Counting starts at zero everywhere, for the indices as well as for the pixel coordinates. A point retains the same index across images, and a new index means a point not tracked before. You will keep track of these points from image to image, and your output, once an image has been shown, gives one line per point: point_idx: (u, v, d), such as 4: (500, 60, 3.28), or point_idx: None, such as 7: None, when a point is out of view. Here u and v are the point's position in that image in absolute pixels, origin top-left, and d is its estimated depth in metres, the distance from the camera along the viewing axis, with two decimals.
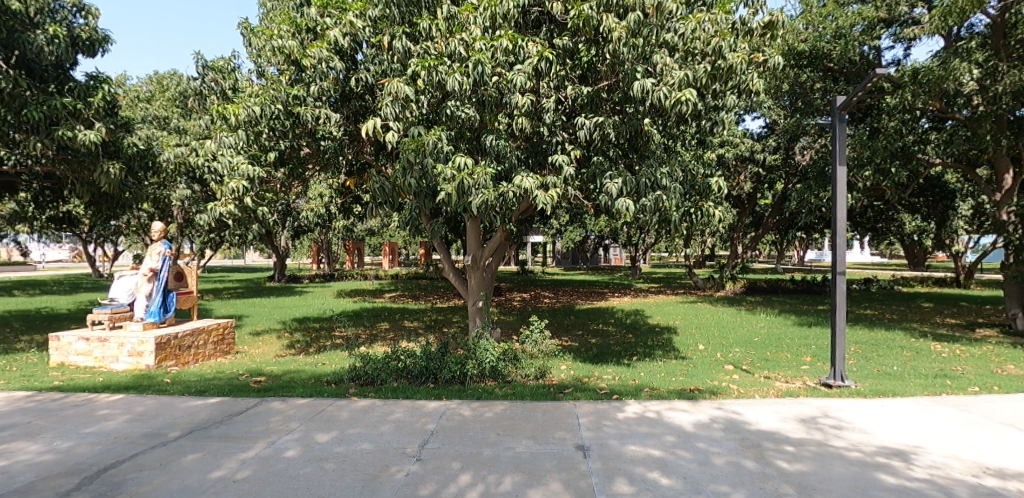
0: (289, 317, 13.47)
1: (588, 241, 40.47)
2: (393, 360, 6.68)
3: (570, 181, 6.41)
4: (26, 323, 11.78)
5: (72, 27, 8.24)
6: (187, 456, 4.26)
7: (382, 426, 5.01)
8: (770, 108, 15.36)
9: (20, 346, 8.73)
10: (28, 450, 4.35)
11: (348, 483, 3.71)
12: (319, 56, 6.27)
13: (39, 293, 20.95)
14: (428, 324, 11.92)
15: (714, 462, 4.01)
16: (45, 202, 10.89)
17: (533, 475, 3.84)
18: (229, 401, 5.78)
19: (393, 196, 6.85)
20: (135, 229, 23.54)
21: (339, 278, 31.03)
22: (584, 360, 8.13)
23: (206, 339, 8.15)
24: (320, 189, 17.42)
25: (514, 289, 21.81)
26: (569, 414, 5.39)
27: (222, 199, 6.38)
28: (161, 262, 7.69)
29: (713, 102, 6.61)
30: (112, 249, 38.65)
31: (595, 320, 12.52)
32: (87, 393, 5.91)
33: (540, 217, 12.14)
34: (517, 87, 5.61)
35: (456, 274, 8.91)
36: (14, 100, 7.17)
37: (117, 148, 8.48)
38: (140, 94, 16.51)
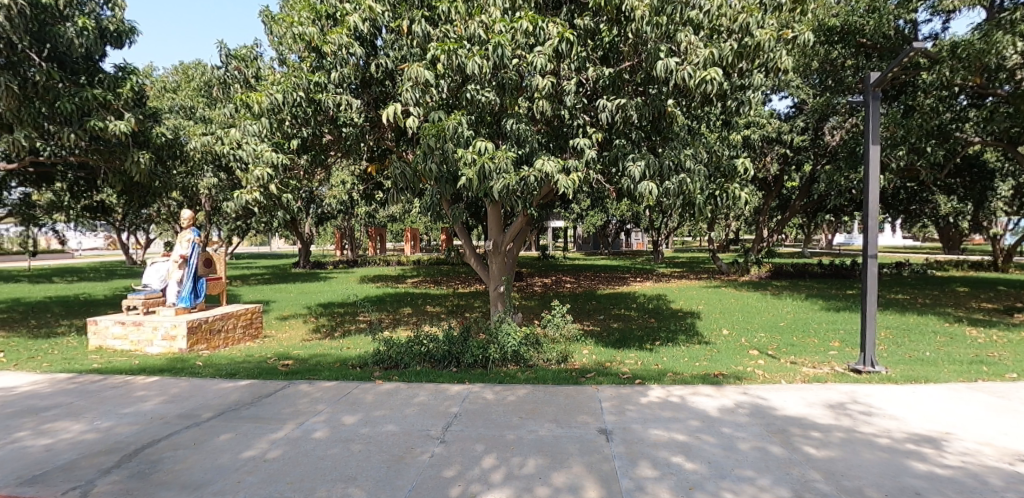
0: (315, 302, 13.74)
1: (611, 223, 40.10)
2: (417, 344, 6.68)
3: (592, 165, 6.33)
4: (66, 308, 12.21)
5: (100, 19, 8.29)
6: (220, 436, 4.45)
7: (406, 408, 5.12)
8: (798, 87, 14.84)
9: (62, 331, 9.11)
10: (71, 429, 4.63)
11: (374, 464, 3.84)
12: (338, 42, 6.16)
13: (76, 280, 21.72)
14: (451, 309, 11.99)
15: (739, 447, 3.98)
16: (79, 192, 11.16)
17: (555, 458, 3.88)
18: (258, 384, 5.90)
19: (414, 182, 6.80)
20: (166, 218, 24.18)
21: (363, 264, 31.45)
22: (606, 344, 8.08)
23: (235, 323, 8.33)
24: (343, 175, 17.59)
25: (535, 274, 21.88)
26: (592, 398, 5.40)
27: (247, 187, 6.37)
28: (191, 249, 7.81)
29: (739, 81, 6.39)
30: (145, 240, 39.65)
31: (617, 305, 12.43)
32: (126, 375, 6.14)
33: (561, 202, 12.10)
34: (538, 69, 5.63)
35: (478, 260, 8.79)
36: (48, 92, 7.30)
37: (146, 138, 8.61)
38: (167, 85, 16.76)
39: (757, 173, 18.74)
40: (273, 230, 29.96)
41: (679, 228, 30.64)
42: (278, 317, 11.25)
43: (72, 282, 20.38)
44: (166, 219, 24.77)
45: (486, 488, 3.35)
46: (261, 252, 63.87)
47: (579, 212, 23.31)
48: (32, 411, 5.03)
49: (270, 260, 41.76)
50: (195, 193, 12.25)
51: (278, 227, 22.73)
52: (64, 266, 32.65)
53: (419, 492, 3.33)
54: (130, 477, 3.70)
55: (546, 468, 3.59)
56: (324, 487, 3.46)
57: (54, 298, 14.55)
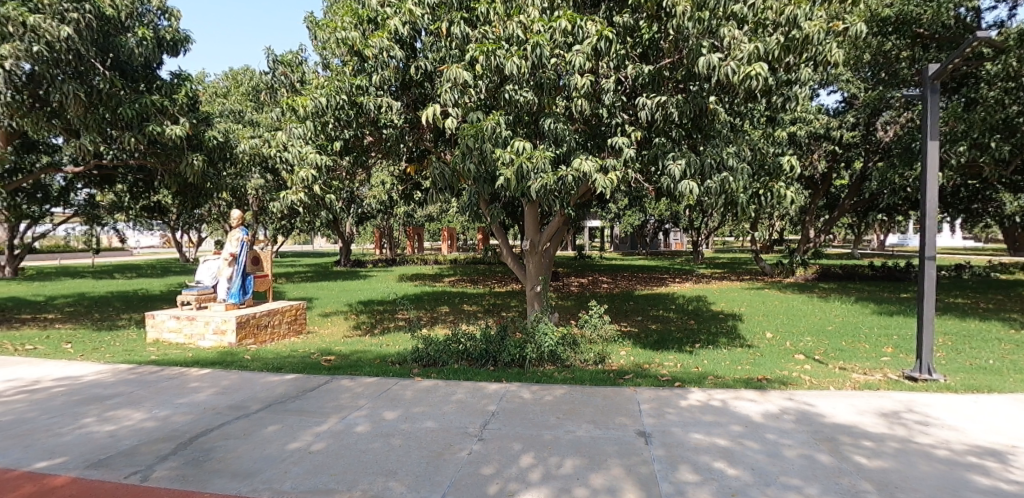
0: (356, 300, 14.07)
1: (648, 223, 39.41)
2: (454, 342, 6.74)
3: (631, 164, 6.26)
4: (126, 303, 12.94)
5: (158, 29, 8.74)
6: (268, 428, 4.62)
7: (444, 406, 5.18)
8: (848, 81, 14.27)
9: (124, 324, 9.68)
10: (133, 417, 4.91)
11: (414, 459, 3.91)
12: (380, 46, 6.29)
13: (135, 276, 23.05)
14: (487, 308, 12.07)
15: (785, 455, 3.84)
16: (139, 193, 11.79)
17: (593, 459, 3.84)
18: (302, 378, 6.09)
19: (453, 182, 6.87)
20: (217, 217, 25.34)
21: (401, 262, 32.06)
22: (644, 346, 7.95)
23: (280, 319, 8.62)
24: (383, 175, 17.98)
25: (572, 274, 21.80)
26: (630, 400, 5.33)
27: (293, 188, 6.59)
28: (240, 247, 8.16)
29: (785, 76, 6.18)
30: (195, 239, 41.65)
31: (655, 306, 12.24)
32: (180, 367, 6.45)
33: (598, 202, 12.00)
34: (576, 68, 5.63)
35: (515, 260, 8.82)
36: (111, 99, 7.72)
37: (199, 141, 9.02)
38: (218, 90, 17.54)
39: (803, 171, 18.08)
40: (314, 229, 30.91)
41: (719, 228, 29.84)
42: (320, 314, 11.60)
43: (132, 278, 21.63)
44: (216, 219, 25.96)
45: (524, 487, 3.35)
46: (303, 250, 66.00)
47: (615, 211, 23.10)
48: (97, 399, 5.36)
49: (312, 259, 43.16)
50: (244, 195, 12.75)
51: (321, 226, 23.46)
52: (124, 263, 34.74)
53: (458, 488, 3.37)
54: (185, 464, 3.89)
55: (584, 469, 3.57)
56: (366, 480, 3.55)
57: (116, 293, 15.47)
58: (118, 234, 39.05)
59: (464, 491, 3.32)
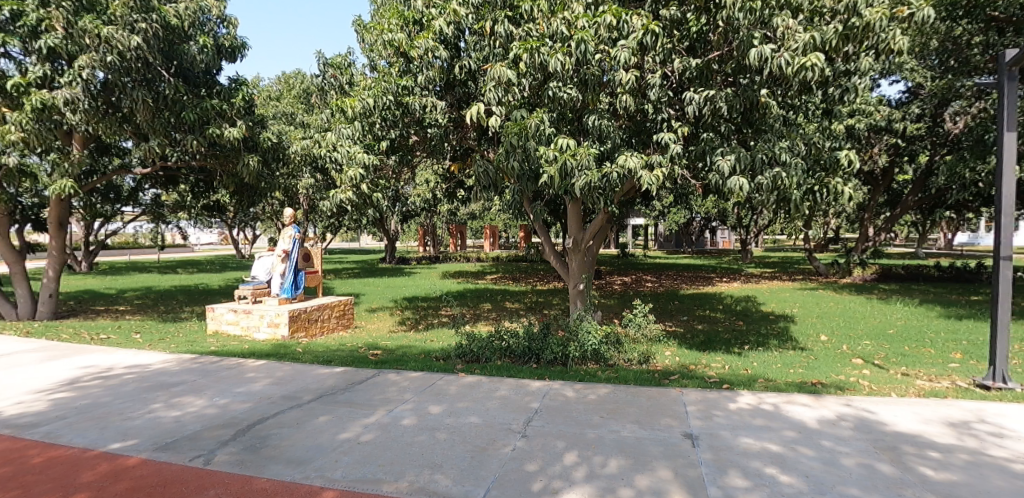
0: (401, 296, 14.39)
1: (693, 221, 38.38)
2: (497, 339, 6.79)
3: (677, 160, 6.16)
4: (189, 296, 13.75)
5: (217, 36, 9.23)
6: (319, 418, 4.80)
7: (488, 402, 5.23)
8: (912, 70, 13.50)
9: (187, 316, 10.29)
10: (196, 404, 5.21)
11: (458, 453, 3.96)
12: (425, 47, 6.41)
13: (196, 271, 24.49)
14: (530, 306, 12.10)
15: (842, 463, 3.67)
16: (200, 194, 12.47)
17: (638, 460, 3.79)
18: (351, 371, 6.29)
19: (497, 180, 6.93)
20: (270, 216, 26.55)
21: (444, 260, 32.56)
22: (690, 346, 7.76)
23: (330, 313, 8.91)
24: (427, 174, 18.33)
25: (614, 272, 21.56)
26: (676, 401, 5.22)
27: (342, 186, 6.81)
28: (292, 244, 8.49)
29: (843, 66, 5.89)
30: (249, 236, 43.75)
31: (701, 306, 11.93)
32: (237, 357, 6.79)
33: (642, 199, 11.80)
34: (621, 63, 5.54)
35: (557, 258, 8.80)
36: (175, 104, 8.22)
37: (254, 143, 9.46)
38: (272, 94, 18.35)
39: (861, 166, 17.21)
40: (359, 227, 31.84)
41: (768, 226, 28.76)
42: (367, 309, 11.95)
43: (194, 273, 22.96)
44: (270, 217, 27.19)
45: (568, 485, 3.34)
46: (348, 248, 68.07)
47: (658, 209, 22.72)
48: (164, 386, 5.72)
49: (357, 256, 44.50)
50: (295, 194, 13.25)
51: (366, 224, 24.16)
52: (189, 258, 37.20)
53: (502, 483, 3.40)
54: (244, 449, 4.09)
55: (629, 469, 3.52)
56: (412, 472, 3.63)
57: (181, 287, 16.46)
58: (180, 232, 41.49)
59: (507, 487, 3.34)
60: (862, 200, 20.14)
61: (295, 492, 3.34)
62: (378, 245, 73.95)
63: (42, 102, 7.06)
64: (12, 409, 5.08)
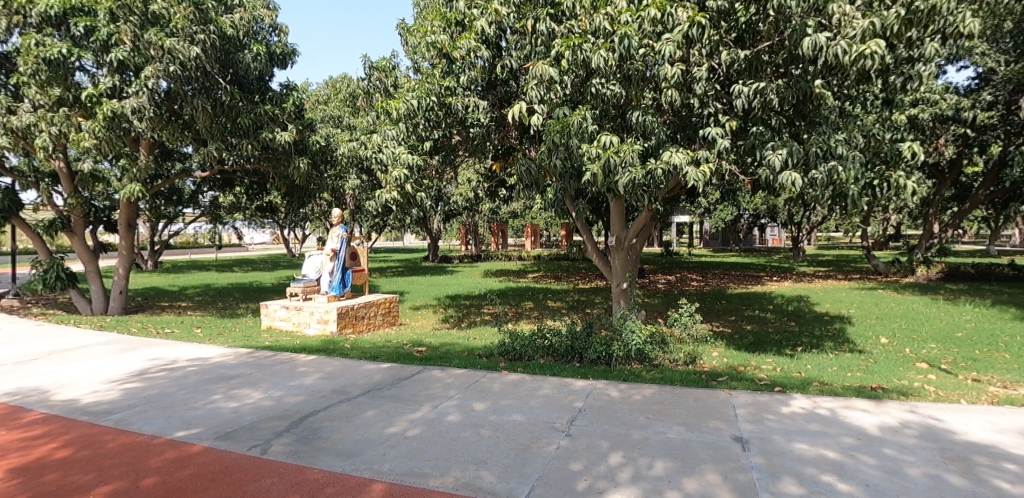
0: (444, 294, 14.61)
1: (740, 218, 37.14)
2: (540, 337, 6.78)
3: (725, 155, 6.03)
4: (245, 293, 14.43)
5: (270, 44, 9.64)
6: (367, 412, 4.94)
7: (531, 400, 5.24)
8: (983, 54, 12.64)
9: (242, 312, 10.80)
10: (252, 396, 5.46)
11: (503, 451, 3.99)
12: (467, 47, 6.49)
13: (250, 269, 25.69)
14: (572, 304, 12.05)
15: (906, 473, 3.47)
16: (254, 196, 13.06)
17: (686, 463, 3.71)
18: (397, 367, 6.44)
19: (540, 178, 6.94)
20: (319, 216, 27.57)
21: (487, 259, 32.84)
22: (739, 347, 7.53)
23: (376, 311, 9.15)
24: (469, 173, 18.52)
25: (658, 271, 21.17)
26: (725, 403, 5.08)
27: (387, 186, 6.97)
28: (340, 243, 8.78)
29: (906, 53, 5.59)
30: (297, 236, 45.48)
31: (750, 306, 11.55)
32: (290, 352, 7.08)
33: (687, 196, 11.54)
34: (666, 57, 5.45)
35: (600, 257, 8.72)
36: (232, 110, 8.64)
37: (304, 146, 9.82)
38: (320, 99, 19.03)
39: (926, 158, 16.23)
40: (401, 227, 32.52)
41: (821, 223, 27.51)
42: (411, 307, 12.20)
43: (249, 272, 24.09)
44: (318, 217, 28.23)
45: (614, 486, 3.30)
46: (389, 247, 69.63)
47: (703, 206, 22.18)
48: (223, 378, 6.02)
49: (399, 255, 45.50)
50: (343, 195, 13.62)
51: (409, 223, 24.67)
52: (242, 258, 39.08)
53: (546, 482, 3.40)
54: (297, 441, 4.26)
55: (676, 472, 3.45)
56: (457, 467, 3.68)
57: (237, 284, 17.31)
58: (235, 233, 43.68)
59: (553, 486, 3.34)
60: (926, 195, 18.96)
61: (346, 483, 3.45)
62: (421, 244, 75.43)
63: (113, 111, 7.49)
64: (89, 397, 5.48)
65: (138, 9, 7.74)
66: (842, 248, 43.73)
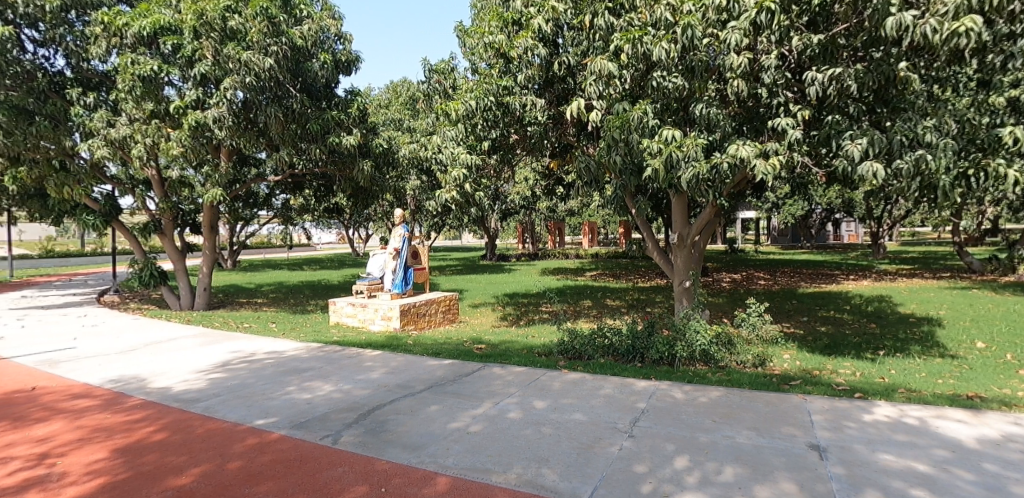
0: (502, 292, 14.74)
1: (811, 214, 35.06)
2: (600, 336, 6.72)
3: (797, 146, 5.74)
4: (314, 291, 15.22)
5: (336, 52, 10.06)
6: (431, 407, 5.08)
7: (592, 399, 5.21)
8: None
9: (312, 308, 11.40)
10: (324, 388, 5.76)
11: (565, 449, 3.99)
12: (524, 46, 6.52)
13: (319, 268, 27.10)
14: (631, 303, 11.86)
15: (1012, 491, 3.16)
16: (321, 198, 13.73)
17: (757, 469, 3.56)
18: (458, 364, 6.59)
19: (599, 174, 6.87)
20: (380, 216, 28.62)
21: (545, 257, 32.84)
22: (812, 350, 7.14)
23: (437, 308, 9.38)
24: (526, 172, 18.58)
25: (722, 269, 20.38)
26: (799, 408, 4.83)
27: (446, 186, 7.13)
28: (402, 242, 9.08)
29: (1006, 28, 5.10)
30: (359, 236, 47.40)
31: (825, 306, 10.90)
32: (357, 347, 7.40)
33: (753, 191, 11.05)
34: (732, 47, 5.30)
35: (660, 255, 8.53)
36: (303, 117, 9.18)
37: (368, 149, 10.23)
38: (382, 103, 19.74)
39: None
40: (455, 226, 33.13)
41: (904, 217, 25.46)
42: (471, 305, 12.43)
43: (317, 270, 25.40)
44: (379, 217, 29.30)
45: (681, 490, 3.22)
46: (446, 245, 71.27)
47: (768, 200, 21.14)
48: (296, 371, 6.38)
49: (456, 253, 46.45)
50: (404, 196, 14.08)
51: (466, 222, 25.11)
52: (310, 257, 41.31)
53: (610, 483, 3.37)
54: (366, 432, 4.46)
55: (748, 478, 3.32)
56: (520, 464, 3.71)
57: (307, 282, 18.28)
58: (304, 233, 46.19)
59: (616, 487, 3.30)
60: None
61: (413, 475, 3.57)
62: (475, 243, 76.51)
63: (197, 121, 8.13)
64: (180, 385, 5.97)
65: (218, 26, 8.28)
66: (924, 244, 40.21)
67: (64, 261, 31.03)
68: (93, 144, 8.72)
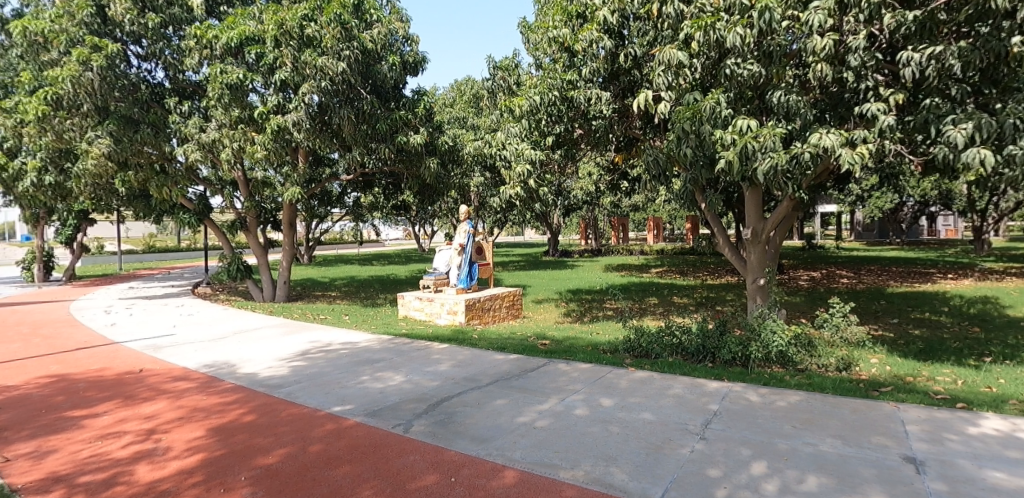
0: (564, 289, 14.69)
1: (902, 207, 32.21)
2: (667, 335, 6.56)
3: (889, 133, 5.30)
4: (382, 285, 15.85)
5: (404, 54, 10.39)
6: (498, 401, 5.16)
7: (661, 399, 5.10)
8: None
9: (381, 302, 11.89)
10: (395, 378, 6.00)
11: (633, 449, 3.94)
12: (589, 39, 6.42)
13: (386, 263, 28.17)
14: (700, 301, 11.48)
15: None
16: (389, 196, 14.24)
17: (844, 480, 3.35)
18: (523, 359, 6.66)
19: (668, 168, 6.68)
20: (443, 213, 29.30)
21: (608, 254, 32.32)
22: (905, 355, 6.61)
23: (501, 303, 9.51)
24: (589, 167, 18.37)
25: (798, 266, 19.23)
26: (891, 417, 4.49)
27: (510, 183, 7.20)
28: (467, 238, 9.28)
29: None
30: (424, 232, 48.79)
31: (919, 307, 10.03)
32: (425, 340, 7.65)
33: (836, 183, 10.35)
34: (815, 28, 4.97)
35: (732, 251, 8.20)
36: (372, 118, 9.58)
37: (434, 147, 10.51)
38: (447, 101, 20.16)
39: None
40: (513, 221, 33.33)
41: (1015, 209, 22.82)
42: (534, 301, 12.48)
43: (385, 265, 26.44)
44: (442, 213, 30.03)
45: None
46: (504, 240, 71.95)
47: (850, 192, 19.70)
48: (369, 361, 6.69)
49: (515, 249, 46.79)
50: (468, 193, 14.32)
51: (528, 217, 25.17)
52: (377, 252, 43.14)
53: (682, 485, 3.29)
54: (436, 423, 4.61)
55: (833, 489, 3.13)
56: (587, 462, 3.70)
57: (376, 277, 19.08)
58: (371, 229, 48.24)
59: (688, 490, 3.22)
60: None
61: (481, 467, 3.65)
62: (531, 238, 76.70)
63: (278, 125, 8.67)
64: (265, 372, 6.43)
65: (295, 34, 8.76)
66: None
67: (163, 255, 34.28)
68: (188, 148, 9.43)
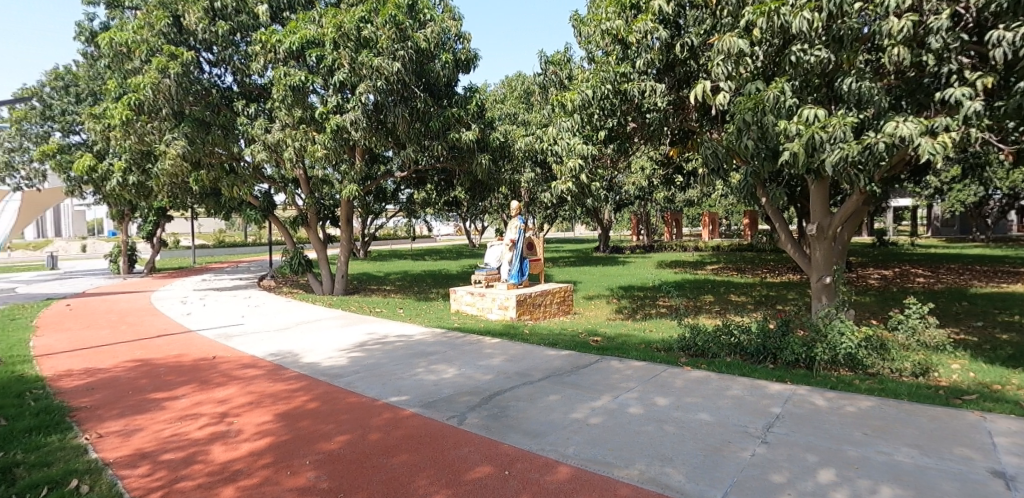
0: (616, 285, 14.50)
1: (987, 200, 29.56)
2: (725, 334, 6.39)
3: (976, 120, 4.89)
4: (434, 280, 16.20)
5: (456, 52, 10.51)
6: (550, 396, 5.19)
7: (719, 400, 4.97)
8: None
9: (434, 296, 12.18)
10: (449, 371, 6.15)
11: (689, 450, 3.87)
12: (644, 30, 6.23)
13: (437, 258, 28.74)
14: (759, 300, 11.06)
15: None
16: (441, 193, 14.49)
17: (922, 492, 3.16)
18: (576, 355, 6.66)
19: (726, 161, 6.47)
20: (492, 209, 29.56)
21: (659, 250, 31.57)
22: (991, 361, 6.12)
23: (552, 299, 9.51)
24: (642, 161, 17.98)
25: (867, 264, 18.09)
26: (976, 428, 4.18)
27: (562, 178, 7.23)
28: (518, 234, 9.34)
29: None
30: (472, 228, 49.41)
31: (1009, 310, 9.22)
32: (477, 334, 7.79)
33: (913, 175, 9.67)
34: (893, 9, 4.63)
35: (795, 248, 7.84)
36: (425, 116, 9.81)
37: (485, 144, 10.61)
38: (497, 97, 20.27)
39: None
40: (561, 216, 33.17)
41: None
42: (585, 297, 12.40)
43: (435, 260, 27.00)
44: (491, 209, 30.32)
45: None
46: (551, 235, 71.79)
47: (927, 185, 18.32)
48: (423, 354, 6.89)
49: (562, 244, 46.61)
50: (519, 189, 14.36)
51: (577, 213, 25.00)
52: (428, 246, 44.17)
53: (742, 489, 3.20)
54: (489, 416, 4.69)
55: None
56: (642, 461, 3.67)
57: (428, 272, 19.53)
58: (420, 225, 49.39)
59: (749, 494, 3.13)
60: None
61: (534, 461, 3.69)
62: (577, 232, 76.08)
63: (338, 124, 9.00)
64: (326, 361, 6.75)
65: (353, 36, 9.03)
66: None
67: (230, 249, 36.57)
68: (255, 148, 9.99)
